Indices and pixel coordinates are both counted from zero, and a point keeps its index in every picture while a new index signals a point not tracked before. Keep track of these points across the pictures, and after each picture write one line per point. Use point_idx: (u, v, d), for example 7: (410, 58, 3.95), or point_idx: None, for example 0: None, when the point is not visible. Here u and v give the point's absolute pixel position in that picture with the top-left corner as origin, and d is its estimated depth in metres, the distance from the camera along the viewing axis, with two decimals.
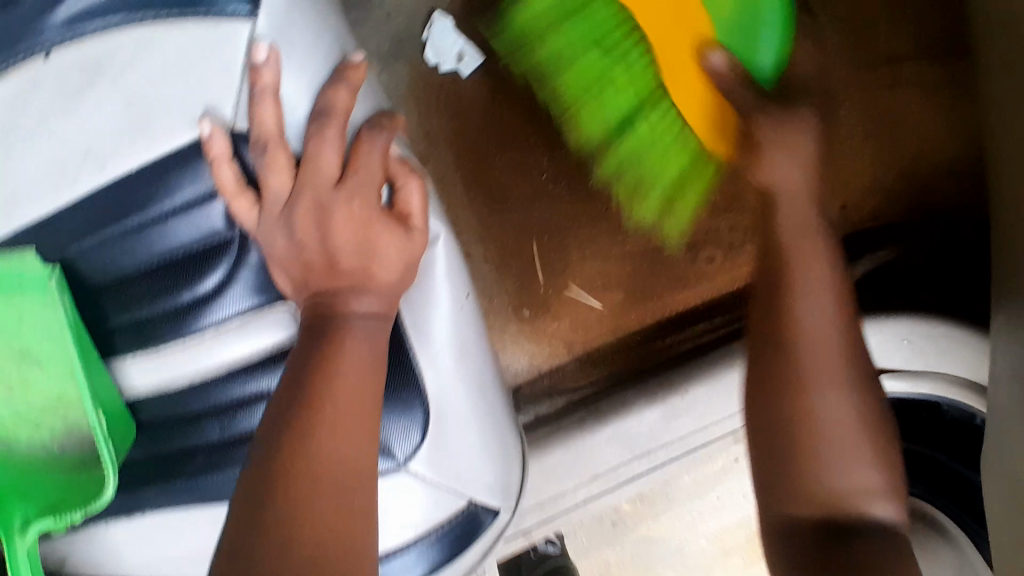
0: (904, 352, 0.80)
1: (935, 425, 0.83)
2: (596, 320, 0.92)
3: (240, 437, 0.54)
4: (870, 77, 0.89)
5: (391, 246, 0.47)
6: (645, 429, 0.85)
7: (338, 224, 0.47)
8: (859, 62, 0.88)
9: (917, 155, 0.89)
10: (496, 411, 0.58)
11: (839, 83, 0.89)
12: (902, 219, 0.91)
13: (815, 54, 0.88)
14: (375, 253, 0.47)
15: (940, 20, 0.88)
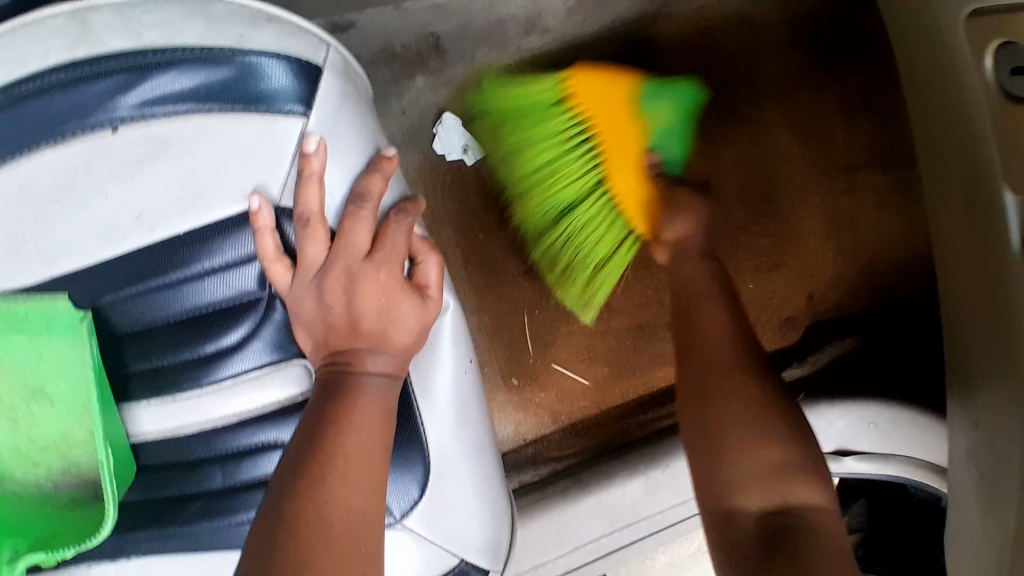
0: (868, 434, 0.88)
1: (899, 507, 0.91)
2: (580, 392, 0.96)
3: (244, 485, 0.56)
4: (831, 184, 0.99)
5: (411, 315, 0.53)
6: (626, 500, 0.88)
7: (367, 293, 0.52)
8: (821, 169, 0.99)
9: (874, 252, 0.99)
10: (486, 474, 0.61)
11: (804, 187, 0.99)
12: (862, 311, 0.99)
13: (783, 164, 0.99)
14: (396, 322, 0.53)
15: (893, 136, 0.99)
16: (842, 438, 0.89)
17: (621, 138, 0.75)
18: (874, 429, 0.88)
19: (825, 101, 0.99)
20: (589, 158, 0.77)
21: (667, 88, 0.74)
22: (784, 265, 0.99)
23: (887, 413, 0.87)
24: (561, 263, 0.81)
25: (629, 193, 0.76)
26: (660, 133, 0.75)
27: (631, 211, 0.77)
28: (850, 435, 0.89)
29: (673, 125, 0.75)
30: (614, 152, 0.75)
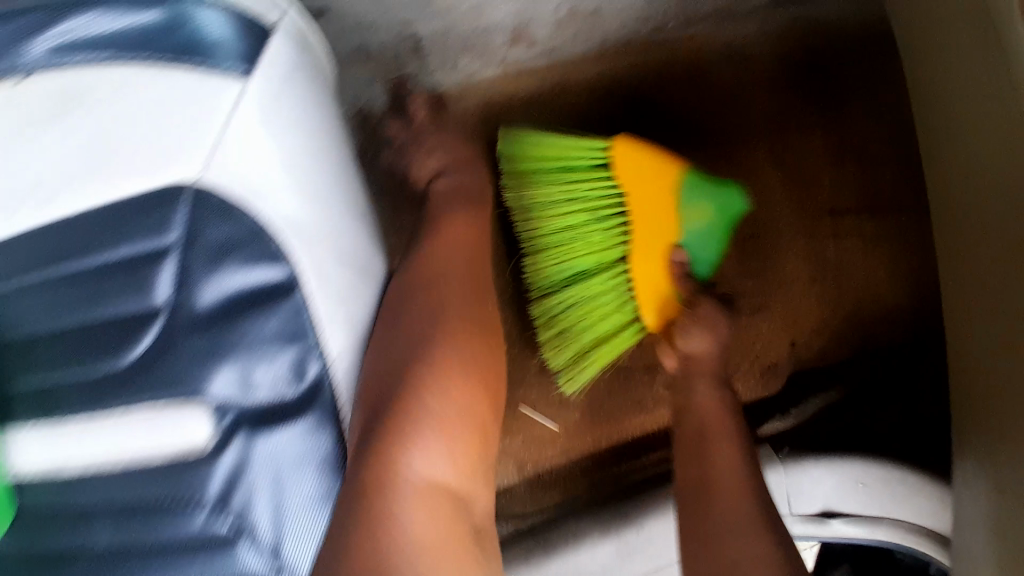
0: (857, 494, 0.84)
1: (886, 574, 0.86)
2: (549, 439, 0.87)
3: (125, 555, 0.42)
4: (816, 226, 0.95)
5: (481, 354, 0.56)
6: (597, 565, 0.78)
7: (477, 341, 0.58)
8: (805, 209, 0.95)
9: (858, 298, 0.95)
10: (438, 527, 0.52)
11: (788, 228, 0.94)
12: (845, 359, 0.94)
13: (771, 202, 0.94)
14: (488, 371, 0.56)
15: (879, 181, 0.95)
16: (832, 499, 0.84)
17: (653, 229, 0.72)
18: (867, 488, 0.83)
19: (812, 139, 0.94)
20: (614, 234, 0.75)
21: (732, 190, 0.70)
22: (766, 309, 0.94)
23: (875, 471, 0.83)
24: (550, 324, 0.79)
25: (643, 290, 0.75)
26: (691, 233, 0.71)
27: (646, 305, 0.76)
28: (841, 494, 0.84)
29: (711, 227, 0.71)
30: (638, 215, 0.72)
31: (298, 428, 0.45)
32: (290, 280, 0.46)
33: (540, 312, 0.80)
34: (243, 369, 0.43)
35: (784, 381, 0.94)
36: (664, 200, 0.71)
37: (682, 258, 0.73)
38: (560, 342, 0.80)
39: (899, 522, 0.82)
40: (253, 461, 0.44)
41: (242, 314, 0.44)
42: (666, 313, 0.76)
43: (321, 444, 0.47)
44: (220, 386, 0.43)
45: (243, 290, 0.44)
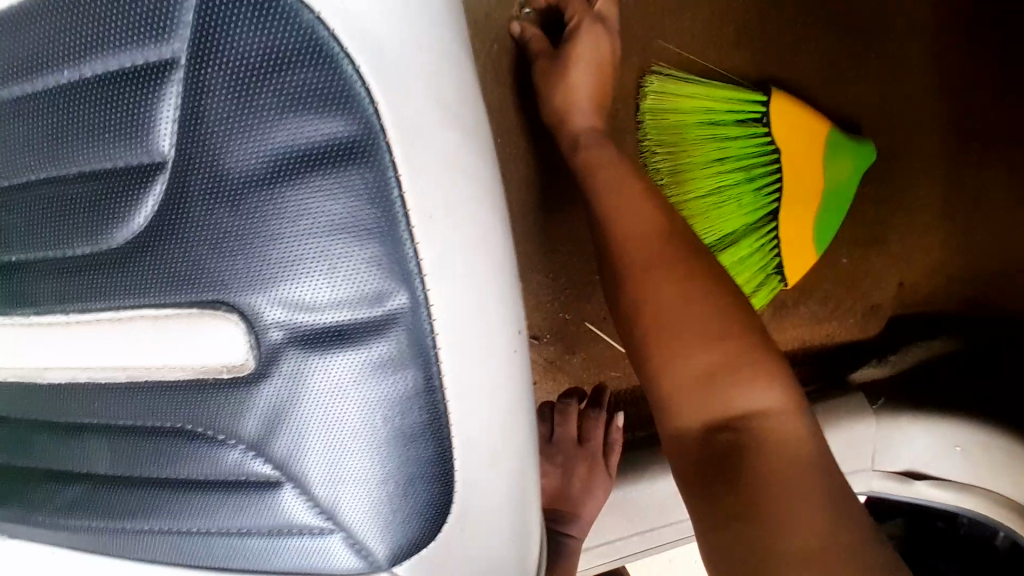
0: (953, 461, 0.74)
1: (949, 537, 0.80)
2: (612, 361, 0.79)
3: (148, 482, 0.33)
4: (958, 153, 0.81)
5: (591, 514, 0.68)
6: (657, 502, 0.70)
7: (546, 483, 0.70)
8: (950, 130, 0.80)
9: (980, 241, 0.83)
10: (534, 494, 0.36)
11: (925, 152, 0.80)
12: (950, 311, 0.85)
13: (914, 120, 0.79)
14: (591, 498, 0.68)
15: None
16: (920, 461, 0.75)
17: (798, 245, 0.75)
18: (964, 456, 0.73)
19: (977, 40, 0.78)
20: (765, 192, 0.73)
21: (765, 171, 0.73)
22: (874, 245, 0.82)
23: (978, 438, 0.73)
24: (690, 162, 0.71)
25: (800, 223, 0.74)
26: (796, 245, 0.75)
27: (809, 171, 0.73)
28: (933, 457, 0.75)
29: (760, 202, 0.74)
30: (804, 236, 0.74)
31: (370, 362, 0.30)
32: (366, 135, 0.28)
33: (693, 133, 0.71)
34: (290, 269, 0.28)
35: (883, 325, 0.85)
36: (793, 166, 0.72)
37: (820, 226, 0.74)
38: (728, 143, 0.71)
39: (996, 495, 0.73)
40: (301, 398, 0.30)
41: (287, 181, 0.28)
42: (812, 147, 0.72)
43: (398, 388, 0.30)
44: (259, 291, 0.29)
45: (288, 143, 0.28)
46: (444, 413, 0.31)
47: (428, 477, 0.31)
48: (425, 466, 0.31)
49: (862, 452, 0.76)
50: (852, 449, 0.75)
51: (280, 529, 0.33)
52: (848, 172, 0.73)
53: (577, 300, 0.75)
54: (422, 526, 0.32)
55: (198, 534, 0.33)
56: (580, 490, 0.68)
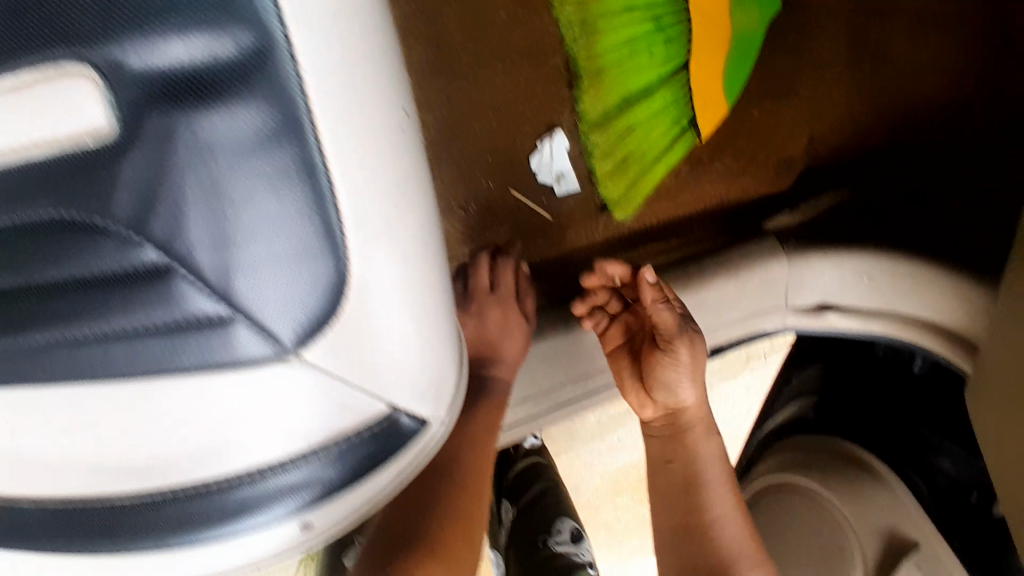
0: (860, 288, 0.79)
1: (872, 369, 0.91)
2: (540, 228, 0.79)
3: (48, 290, 0.35)
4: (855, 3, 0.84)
5: (513, 354, 0.71)
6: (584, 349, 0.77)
7: (468, 331, 0.71)
8: None
9: (888, 89, 0.86)
10: (435, 284, 0.39)
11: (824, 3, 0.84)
12: (861, 156, 0.87)
13: None
14: (507, 338, 0.71)
15: None
16: (831, 292, 0.81)
17: (706, 96, 0.77)
18: (872, 285, 0.78)
19: None
20: (676, 44, 0.76)
21: (677, 22, 0.75)
22: (785, 98, 0.85)
23: (886, 266, 0.77)
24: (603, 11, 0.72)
25: (707, 75, 0.77)
26: (704, 98, 0.78)
27: (719, 20, 0.76)
28: (842, 289, 0.80)
29: (673, 56, 0.76)
30: (709, 87, 0.77)
31: (238, 118, 0.32)
32: None
33: None
34: (143, 23, 0.30)
35: (797, 177, 0.87)
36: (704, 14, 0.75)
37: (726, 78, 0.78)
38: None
39: (896, 316, 0.78)
40: (175, 160, 0.32)
41: None
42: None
43: (270, 143, 0.33)
44: (115, 47, 0.30)
45: None
46: (325, 182, 0.34)
47: (313, 240, 0.34)
48: (308, 227, 0.34)
49: (773, 289, 0.81)
50: (766, 288, 0.81)
51: (184, 322, 0.35)
52: (753, 22, 0.77)
53: (497, 163, 0.76)
54: (318, 303, 0.35)
55: (108, 338, 0.36)
56: (500, 332, 0.70)
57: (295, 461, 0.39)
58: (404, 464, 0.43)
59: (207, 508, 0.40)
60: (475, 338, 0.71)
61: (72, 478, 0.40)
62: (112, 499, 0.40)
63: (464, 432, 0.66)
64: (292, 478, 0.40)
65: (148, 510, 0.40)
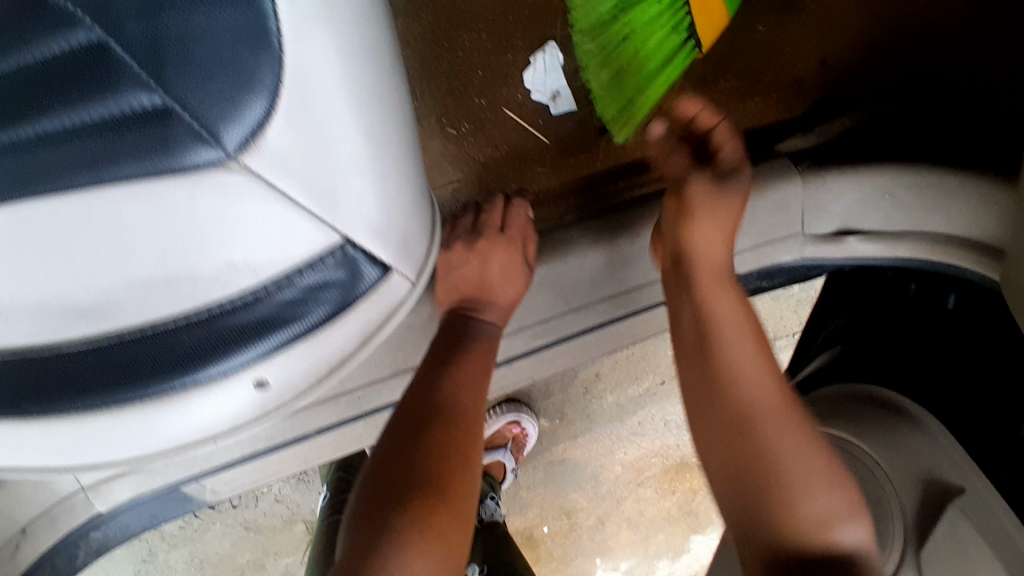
0: (881, 209, 0.74)
1: (905, 307, 0.84)
2: (537, 154, 0.75)
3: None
4: None
5: (509, 298, 0.68)
6: (586, 275, 0.73)
7: (466, 271, 0.67)
8: None
9: (902, 7, 0.80)
10: (386, 100, 0.38)
11: None
12: (877, 80, 0.81)
13: None
14: (501, 276, 0.67)
15: None
16: (850, 216, 0.75)
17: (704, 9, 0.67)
18: (898, 204, 0.73)
19: None
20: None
21: None
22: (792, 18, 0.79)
23: (909, 182, 0.71)
24: None
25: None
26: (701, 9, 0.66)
27: None
28: (862, 212, 0.75)
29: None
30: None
31: None
32: None
33: None
34: None
35: (809, 101, 0.81)
36: None
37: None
38: None
39: (924, 236, 0.72)
40: None
41: None
42: None
43: None
44: None
45: None
46: None
47: (250, 38, 0.31)
48: (247, 16, 0.31)
49: (788, 214, 0.76)
50: (779, 214, 0.76)
51: (125, 118, 0.32)
52: None
53: (486, 78, 0.73)
54: (264, 97, 0.32)
55: (36, 140, 0.32)
56: (498, 278, 0.67)
57: (249, 297, 0.37)
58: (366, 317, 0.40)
59: (160, 350, 0.38)
60: (474, 284, 0.67)
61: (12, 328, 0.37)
62: (57, 346, 0.38)
63: (459, 369, 0.62)
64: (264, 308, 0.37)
65: (105, 350, 0.38)
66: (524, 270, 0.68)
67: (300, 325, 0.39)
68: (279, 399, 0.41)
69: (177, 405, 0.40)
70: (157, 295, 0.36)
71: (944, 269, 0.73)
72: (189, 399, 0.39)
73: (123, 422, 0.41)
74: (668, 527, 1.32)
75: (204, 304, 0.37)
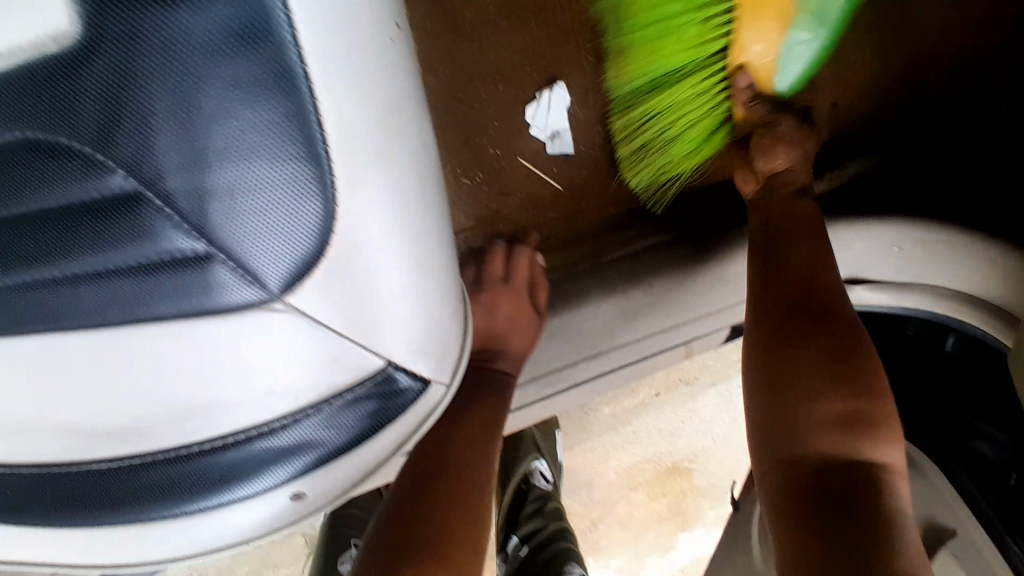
0: (890, 260, 0.75)
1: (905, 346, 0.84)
2: (550, 201, 0.75)
3: (32, 222, 0.31)
4: None
5: (520, 349, 0.69)
6: (599, 324, 0.72)
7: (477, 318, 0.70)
8: None
9: (915, 53, 0.80)
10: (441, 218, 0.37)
11: None
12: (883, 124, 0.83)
13: None
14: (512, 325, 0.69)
15: None
16: (859, 266, 0.76)
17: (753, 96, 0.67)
18: (908, 257, 0.74)
19: None
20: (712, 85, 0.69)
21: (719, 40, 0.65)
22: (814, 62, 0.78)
23: (917, 236, 0.72)
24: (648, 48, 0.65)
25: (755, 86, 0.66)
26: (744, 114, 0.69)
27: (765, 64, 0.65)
28: (871, 261, 0.76)
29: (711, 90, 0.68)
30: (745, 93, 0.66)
31: (210, 28, 0.27)
32: None
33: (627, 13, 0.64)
34: None
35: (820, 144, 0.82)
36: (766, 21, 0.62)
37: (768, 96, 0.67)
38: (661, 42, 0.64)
39: (932, 288, 0.73)
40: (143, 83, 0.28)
41: None
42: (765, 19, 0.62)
43: (252, 67, 0.28)
44: None
45: None
46: (310, 99, 0.29)
47: (296, 189, 0.30)
48: (294, 170, 0.30)
49: None
50: None
51: (167, 262, 0.32)
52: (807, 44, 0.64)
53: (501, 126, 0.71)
54: (306, 245, 0.31)
55: (81, 277, 0.33)
56: (513, 329, 0.68)
57: (286, 424, 0.36)
58: (404, 428, 0.39)
59: (194, 472, 0.37)
60: (491, 331, 0.69)
61: (48, 446, 0.37)
62: (87, 464, 0.38)
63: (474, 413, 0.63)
64: (302, 431, 0.37)
65: (135, 473, 0.38)
66: (535, 323, 0.70)
67: (337, 443, 0.38)
68: (312, 510, 0.41)
69: (211, 523, 0.39)
70: (188, 423, 0.36)
71: (947, 320, 0.75)
72: (223, 517, 0.39)
73: (155, 535, 0.40)
74: (658, 527, 1.20)
75: (240, 432, 0.36)
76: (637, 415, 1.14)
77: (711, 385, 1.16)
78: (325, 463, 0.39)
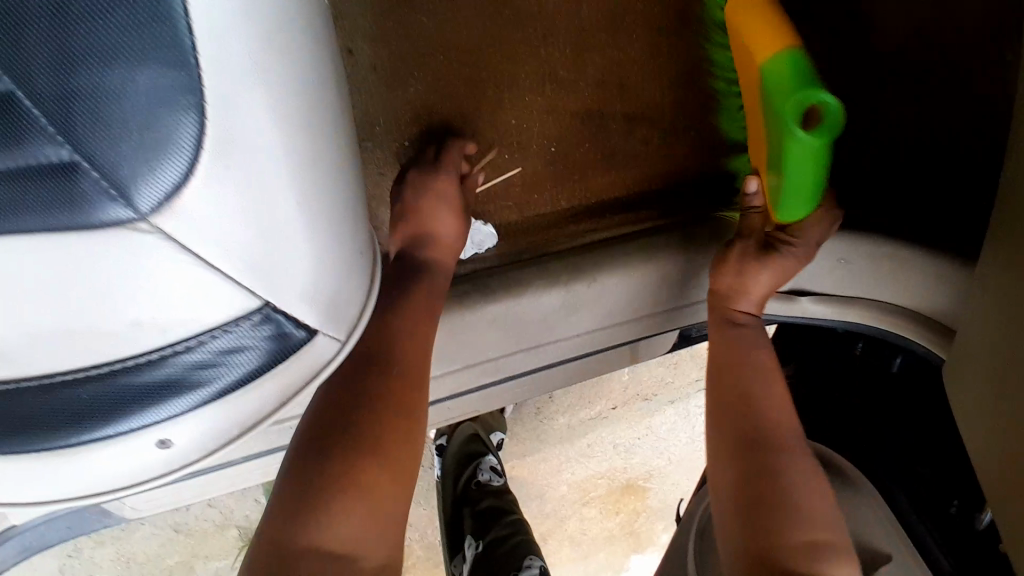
0: (836, 274, 0.74)
1: (845, 367, 0.84)
2: (502, 189, 0.73)
3: None
4: None
5: (450, 241, 0.64)
6: (539, 316, 0.71)
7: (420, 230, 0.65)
8: None
9: None
10: (324, 160, 0.36)
11: None
12: (848, 140, 0.80)
13: None
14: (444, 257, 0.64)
15: None
16: (805, 277, 0.75)
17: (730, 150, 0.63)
18: (855, 271, 0.73)
19: None
20: None
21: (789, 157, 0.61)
22: None
23: (864, 250, 0.71)
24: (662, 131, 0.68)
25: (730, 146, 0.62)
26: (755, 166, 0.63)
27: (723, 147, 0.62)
28: (818, 273, 0.74)
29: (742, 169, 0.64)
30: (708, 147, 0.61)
31: None
32: None
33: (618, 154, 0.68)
34: None
35: None
36: None
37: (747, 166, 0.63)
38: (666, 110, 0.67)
39: (875, 304, 0.74)
40: None
41: None
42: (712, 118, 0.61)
43: None
44: None
45: None
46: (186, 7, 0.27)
47: (175, 103, 0.28)
48: (174, 79, 0.28)
49: None
50: None
51: (31, 169, 0.28)
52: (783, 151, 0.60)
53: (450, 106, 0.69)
54: (180, 163, 0.29)
55: None
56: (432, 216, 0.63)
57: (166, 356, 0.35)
58: (289, 377, 0.41)
59: (57, 404, 0.35)
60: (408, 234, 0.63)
61: None
62: None
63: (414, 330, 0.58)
64: (183, 366, 0.36)
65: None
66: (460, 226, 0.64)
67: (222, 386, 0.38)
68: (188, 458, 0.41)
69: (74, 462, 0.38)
70: (47, 352, 0.33)
71: (889, 336, 0.75)
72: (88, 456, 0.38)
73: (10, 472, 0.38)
74: (609, 546, 1.17)
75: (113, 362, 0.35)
76: (591, 429, 1.10)
77: (669, 403, 1.14)
78: (203, 405, 0.39)
